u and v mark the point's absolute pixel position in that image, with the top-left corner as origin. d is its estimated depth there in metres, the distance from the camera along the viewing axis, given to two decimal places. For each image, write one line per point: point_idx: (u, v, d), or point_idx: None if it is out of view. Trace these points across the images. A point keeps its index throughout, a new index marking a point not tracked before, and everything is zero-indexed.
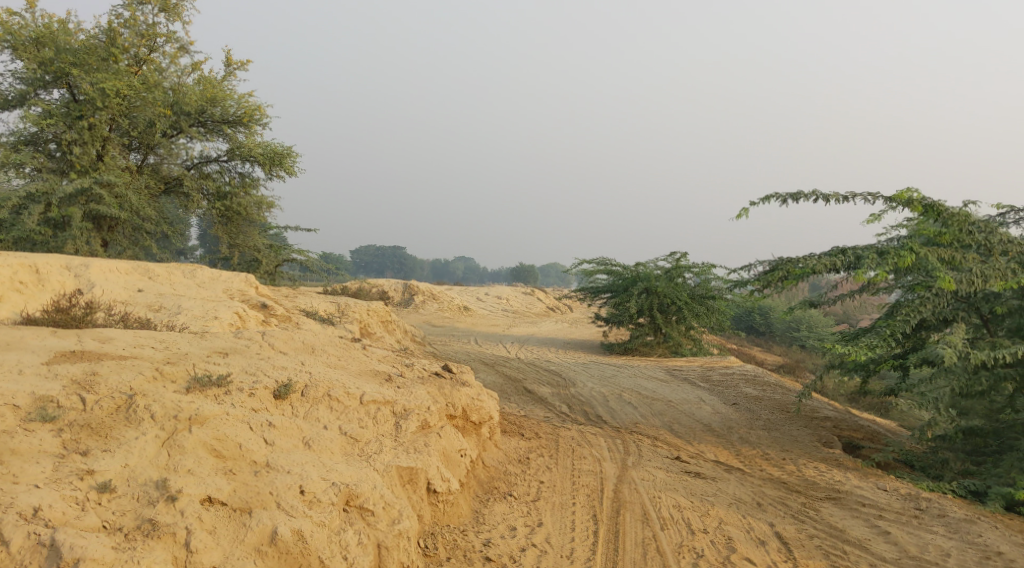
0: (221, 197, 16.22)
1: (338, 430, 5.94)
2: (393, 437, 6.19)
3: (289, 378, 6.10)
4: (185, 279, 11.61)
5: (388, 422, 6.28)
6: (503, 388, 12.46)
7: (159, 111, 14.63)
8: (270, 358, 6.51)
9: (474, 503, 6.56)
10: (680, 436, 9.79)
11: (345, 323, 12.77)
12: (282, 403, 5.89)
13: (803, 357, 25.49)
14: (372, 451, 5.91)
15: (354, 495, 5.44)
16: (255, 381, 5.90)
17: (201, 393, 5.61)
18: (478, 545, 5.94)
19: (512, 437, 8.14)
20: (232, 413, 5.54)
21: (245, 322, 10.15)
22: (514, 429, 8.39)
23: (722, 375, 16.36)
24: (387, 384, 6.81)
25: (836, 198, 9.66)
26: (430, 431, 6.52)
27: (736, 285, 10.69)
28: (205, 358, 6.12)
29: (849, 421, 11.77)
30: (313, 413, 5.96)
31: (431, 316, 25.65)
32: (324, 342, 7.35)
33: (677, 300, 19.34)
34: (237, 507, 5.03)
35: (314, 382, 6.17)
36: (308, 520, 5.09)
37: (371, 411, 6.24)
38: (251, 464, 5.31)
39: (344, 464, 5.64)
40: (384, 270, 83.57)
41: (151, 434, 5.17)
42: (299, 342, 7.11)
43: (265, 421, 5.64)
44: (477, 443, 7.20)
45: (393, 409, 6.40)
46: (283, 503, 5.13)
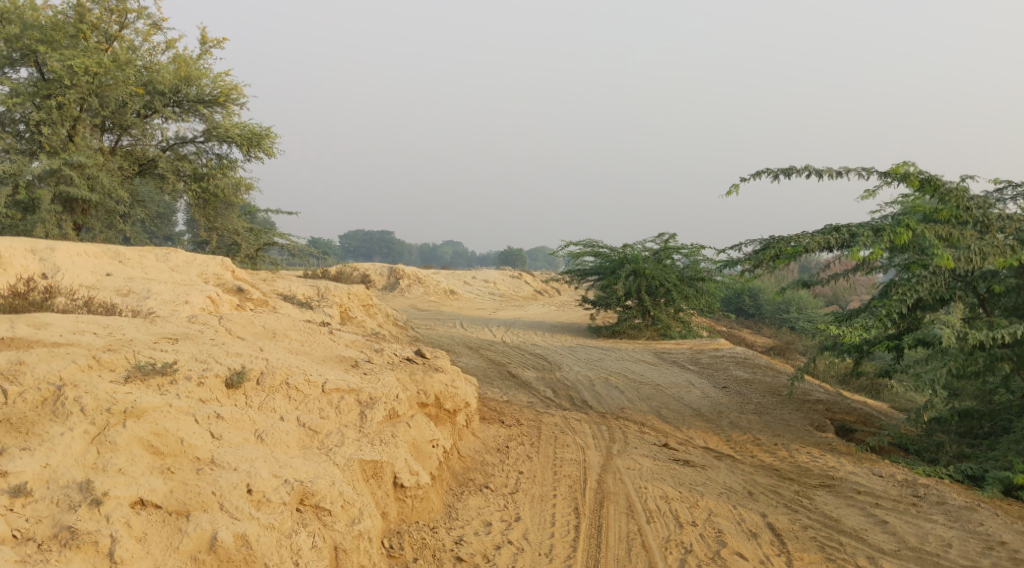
0: (198, 178, 15.65)
1: (295, 421, 5.64)
2: (357, 428, 5.89)
3: (244, 365, 5.80)
4: (157, 263, 11.15)
5: (352, 411, 5.97)
6: (487, 373, 12.17)
7: (132, 91, 14.00)
8: (226, 344, 6.18)
9: (447, 496, 6.25)
10: (668, 422, 9.51)
11: (324, 309, 12.38)
12: (234, 393, 5.60)
13: (792, 339, 25.34)
14: (332, 444, 5.60)
15: (309, 493, 5.11)
16: (205, 369, 5.60)
17: (142, 381, 5.31)
18: (449, 543, 5.63)
19: (492, 424, 7.84)
20: (175, 405, 5.20)
21: (218, 307, 9.77)
22: (495, 416, 8.08)
23: (711, 358, 16.12)
24: (353, 370, 6.54)
25: (829, 173, 9.38)
26: (398, 421, 6.21)
27: (726, 265, 10.39)
28: (151, 345, 5.79)
29: (841, 404, 11.53)
30: (269, 403, 5.66)
31: (417, 301, 25.25)
32: (287, 327, 7.02)
33: (665, 282, 19.05)
34: (173, 510, 4.68)
35: (271, 368, 5.89)
36: (254, 523, 4.77)
37: (333, 400, 5.95)
38: (193, 461, 4.97)
39: (299, 459, 5.33)
40: (373, 255, 83.04)
41: (79, 430, 4.82)
42: (259, 328, 6.80)
43: (213, 413, 5.30)
44: (452, 433, 6.88)
45: (358, 398, 6.10)
46: (227, 505, 4.79)
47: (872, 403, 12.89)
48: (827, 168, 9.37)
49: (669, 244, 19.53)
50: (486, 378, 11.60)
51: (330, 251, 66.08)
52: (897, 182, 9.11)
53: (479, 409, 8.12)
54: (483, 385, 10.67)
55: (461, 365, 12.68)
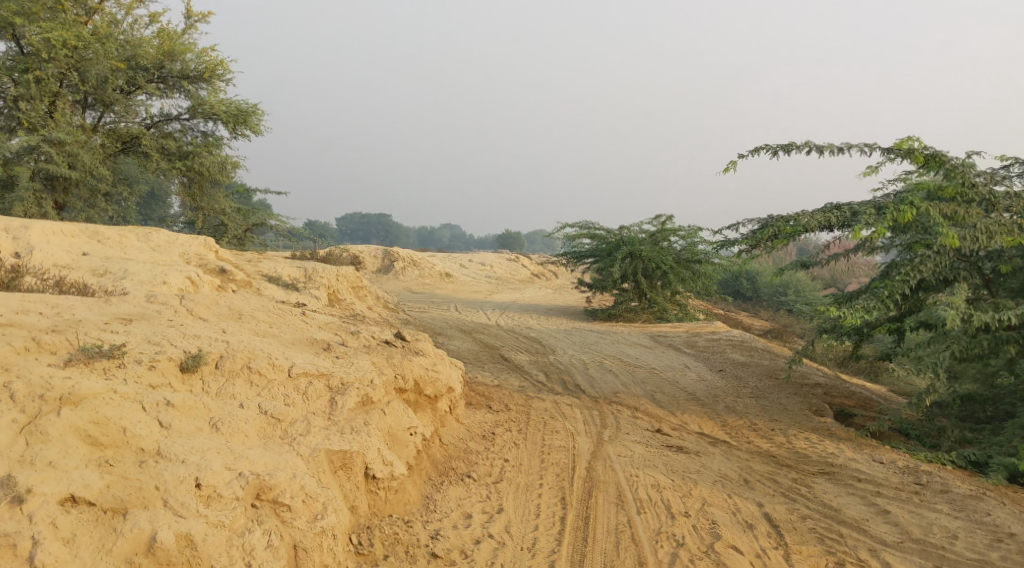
0: (183, 157, 15.21)
1: (257, 409, 5.36)
2: (326, 416, 5.63)
3: (201, 349, 5.50)
4: (138, 242, 10.78)
5: (321, 398, 5.72)
6: (478, 356, 11.89)
7: (113, 66, 13.50)
8: (184, 326, 5.89)
9: (425, 487, 5.99)
10: (663, 406, 9.24)
11: (311, 291, 12.06)
12: (191, 379, 5.31)
13: (790, 322, 25.09)
14: (297, 434, 5.36)
15: (267, 488, 4.86)
16: (157, 352, 5.31)
17: (85, 365, 4.99)
18: (424, 538, 5.37)
19: (478, 409, 7.57)
20: (120, 392, 4.89)
21: (199, 288, 9.43)
22: (481, 401, 7.80)
23: (708, 341, 15.86)
24: (325, 354, 6.26)
25: (830, 149, 9.06)
26: (371, 408, 5.94)
27: (723, 245, 10.09)
28: (102, 326, 5.48)
29: (840, 387, 11.29)
30: (228, 389, 5.39)
31: (411, 283, 24.91)
32: (254, 309, 6.78)
33: (662, 265, 18.72)
34: (108, 509, 4.40)
35: (231, 352, 5.59)
36: (201, 521, 4.52)
37: (300, 386, 5.69)
38: (137, 453, 4.69)
39: (257, 451, 5.07)
40: (370, 238, 82.49)
41: (6, 420, 4.50)
42: (224, 309, 6.58)
43: (163, 400, 5.01)
44: (432, 419, 6.61)
45: (328, 383, 5.84)
46: (171, 501, 4.52)
47: (870, 387, 12.64)
48: (828, 144, 9.05)
49: (666, 225, 19.22)
50: (476, 361, 11.31)
51: (327, 234, 65.64)
52: (901, 158, 8.80)
53: (465, 394, 7.84)
54: (472, 369, 10.39)
55: (451, 348, 12.39)
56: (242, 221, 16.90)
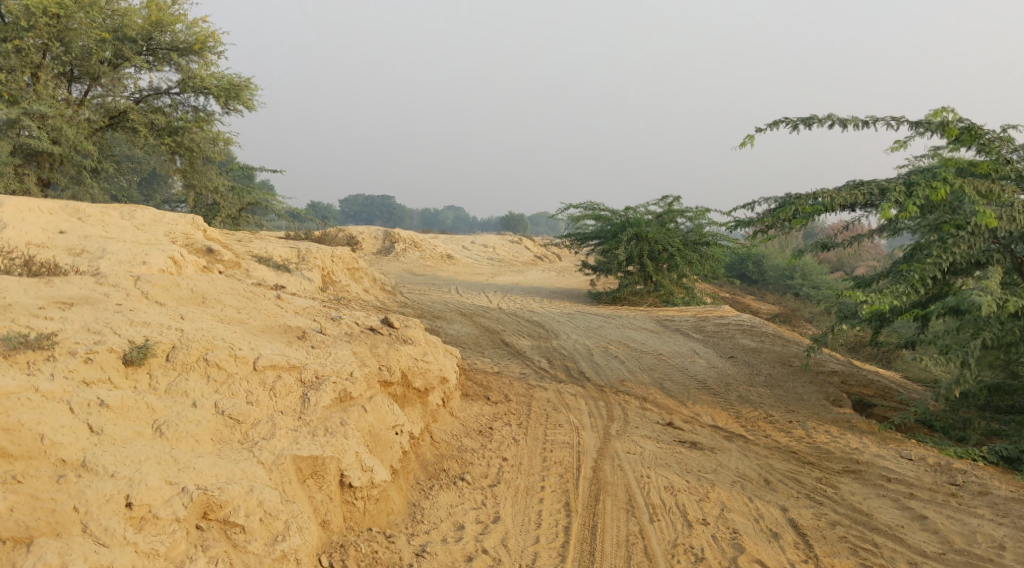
0: (172, 132, 14.57)
1: (212, 409, 4.86)
2: (296, 416, 5.15)
3: (148, 339, 5.00)
4: (122, 220, 10.22)
5: (292, 394, 5.26)
6: (479, 341, 11.38)
7: (99, 37, 12.89)
8: (134, 312, 5.41)
9: (412, 494, 5.52)
10: (672, 396, 8.73)
11: (303, 273, 11.54)
12: (134, 373, 4.81)
13: (798, 306, 24.57)
14: (259, 438, 4.87)
15: (215, 506, 4.37)
16: (97, 343, 4.83)
17: (5, 358, 4.50)
18: (408, 556, 4.87)
19: (475, 401, 7.08)
20: (42, 390, 4.37)
21: (182, 269, 8.90)
22: (478, 391, 7.30)
23: (716, 326, 15.33)
24: (298, 343, 5.80)
25: (855, 122, 8.45)
26: (350, 405, 5.47)
27: (736, 225, 9.51)
28: (35, 312, 5.05)
29: (858, 375, 10.75)
30: (181, 385, 4.91)
31: (412, 265, 24.37)
32: (221, 292, 6.29)
33: (669, 247, 18.15)
34: (10, 538, 3.88)
35: (185, 343, 5.08)
36: (128, 550, 4.02)
37: (267, 381, 5.22)
38: (56, 466, 4.15)
39: (207, 460, 4.56)
40: (373, 219, 81.79)
41: None
42: (186, 292, 6.10)
43: (96, 400, 4.50)
44: (422, 415, 6.14)
45: (301, 377, 5.39)
46: (91, 527, 4.01)
47: (886, 374, 12.13)
48: (852, 117, 8.45)
49: (673, 207, 18.64)
50: (476, 347, 10.79)
51: (329, 215, 65.07)
52: (933, 131, 8.20)
53: (461, 384, 7.33)
54: (472, 355, 9.87)
55: (450, 332, 11.87)
56: (236, 200, 16.46)
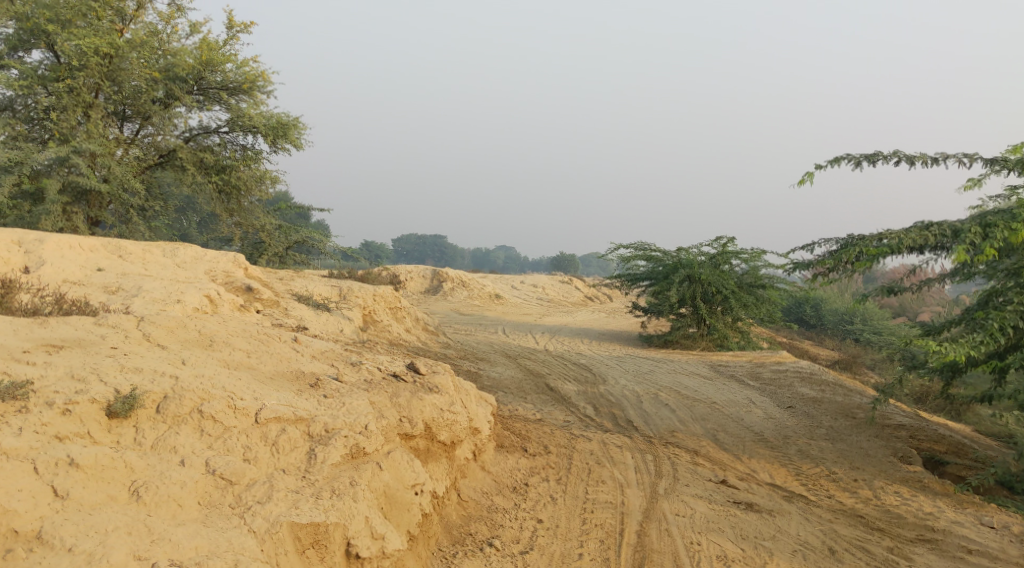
0: (220, 170, 14.82)
1: (202, 468, 4.62)
2: (300, 475, 4.88)
3: (134, 389, 4.81)
4: (163, 258, 10.30)
5: (298, 449, 5.02)
6: (523, 385, 10.95)
7: (150, 76, 13.19)
8: (128, 357, 5.23)
9: (432, 561, 5.20)
10: (726, 450, 8.13)
11: (343, 311, 11.36)
12: (114, 426, 4.63)
13: (859, 352, 23.45)
14: (252, 501, 4.58)
15: None
16: (79, 393, 4.65)
17: None
18: None
19: (511, 452, 6.66)
20: (6, 447, 4.18)
21: (217, 308, 8.87)
22: (515, 442, 6.86)
23: (773, 373, 14.54)
24: (311, 392, 5.57)
25: (923, 159, 7.87)
26: (363, 462, 5.19)
27: (794, 268, 8.92)
28: (18, 355, 4.89)
29: (928, 430, 9.72)
30: (169, 440, 4.70)
31: (460, 305, 24.18)
32: (229, 334, 6.09)
33: (722, 289, 17.51)
34: None
35: (179, 393, 4.91)
36: None
37: (268, 434, 4.99)
38: (9, 537, 3.89)
39: (189, 530, 4.24)
40: (425, 259, 82.46)
41: None
42: (193, 335, 5.93)
43: (66, 458, 4.28)
44: (448, 471, 5.84)
45: (308, 430, 5.15)
46: None
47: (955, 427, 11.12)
48: (920, 153, 7.87)
49: (727, 248, 18.01)
50: (519, 391, 10.38)
51: (382, 254, 65.85)
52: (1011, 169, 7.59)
53: (497, 433, 6.89)
54: (513, 401, 9.44)
55: (493, 374, 11.48)
56: (283, 239, 16.55)
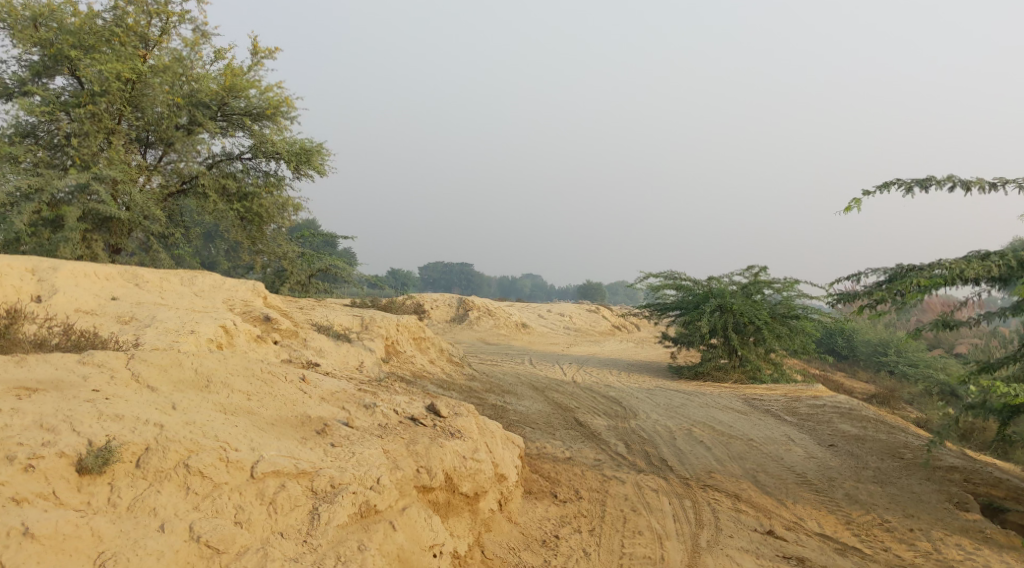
0: (242, 198, 14.94)
1: (185, 534, 4.41)
2: (300, 539, 4.68)
3: (109, 441, 4.57)
4: (180, 287, 10.35)
5: (301, 509, 4.81)
6: (551, 419, 10.48)
7: (172, 101, 13.52)
8: (112, 401, 4.95)
9: None
10: (769, 493, 7.57)
11: (364, 342, 11.06)
12: (84, 482, 4.42)
13: (895, 385, 22.56)
14: None
15: None
16: (47, 445, 4.44)
17: None
18: None
19: (540, 499, 6.32)
20: None
21: (232, 339, 8.67)
22: (544, 487, 6.52)
23: (811, 408, 13.85)
24: (317, 441, 5.31)
25: (980, 185, 7.35)
26: (374, 522, 5.00)
27: (839, 298, 8.39)
28: None
29: (983, 473, 8.90)
30: (149, 500, 4.49)
31: (486, 334, 23.79)
32: (229, 373, 5.73)
33: (756, 319, 16.93)
34: None
35: (162, 446, 4.67)
36: None
37: (265, 491, 4.76)
38: None
39: None
40: (451, 287, 82.37)
41: None
42: (189, 374, 5.57)
43: (22, 527, 4.08)
44: (471, 526, 5.61)
45: (311, 486, 4.91)
46: None
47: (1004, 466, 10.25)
48: (977, 178, 7.35)
49: (760, 277, 17.48)
50: (547, 426, 9.92)
51: (409, 282, 65.76)
52: None
53: (525, 478, 6.56)
54: (540, 437, 9.00)
55: (519, 408, 11.04)
56: (306, 267, 16.37)
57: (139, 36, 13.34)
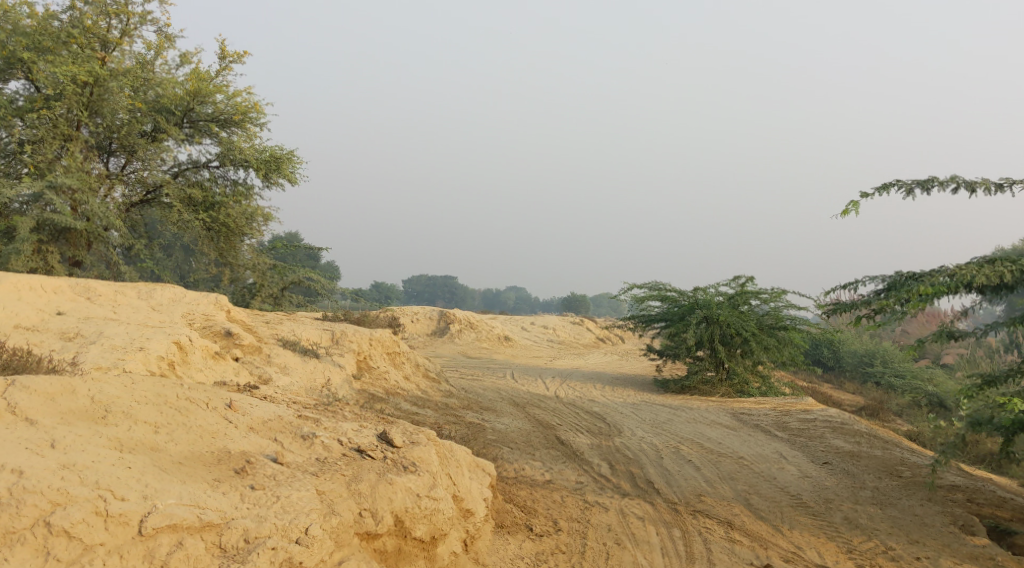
0: (209, 207, 14.42)
1: None
2: None
3: None
4: (136, 300, 9.79)
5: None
6: (531, 438, 9.97)
7: (133, 107, 13.17)
8: None
9: None
10: (763, 518, 7.08)
11: (333, 358, 10.49)
12: None
13: (883, 396, 22.19)
14: None
15: None
16: None
17: None
18: None
19: (512, 535, 5.86)
20: None
21: (187, 356, 8.06)
22: (518, 519, 6.07)
23: (801, 423, 13.35)
24: (234, 482, 4.76)
25: (985, 185, 6.96)
26: None
27: (834, 310, 7.94)
28: None
29: (989, 492, 8.44)
30: None
31: (468, 348, 23.22)
32: (133, 402, 5.14)
33: (742, 331, 16.48)
34: None
35: (16, 500, 4.06)
36: None
37: (155, 551, 4.20)
38: None
39: None
40: (435, 300, 81.77)
41: None
42: (83, 403, 4.97)
43: None
44: None
45: (217, 540, 4.36)
46: None
47: (1001, 481, 9.76)
48: (982, 179, 6.95)
49: (746, 287, 17.06)
50: (527, 446, 9.38)
51: (392, 295, 64.93)
52: None
53: (496, 510, 6.08)
54: (519, 459, 8.48)
55: (498, 426, 10.50)
56: (277, 279, 16.04)
57: (98, 38, 12.82)
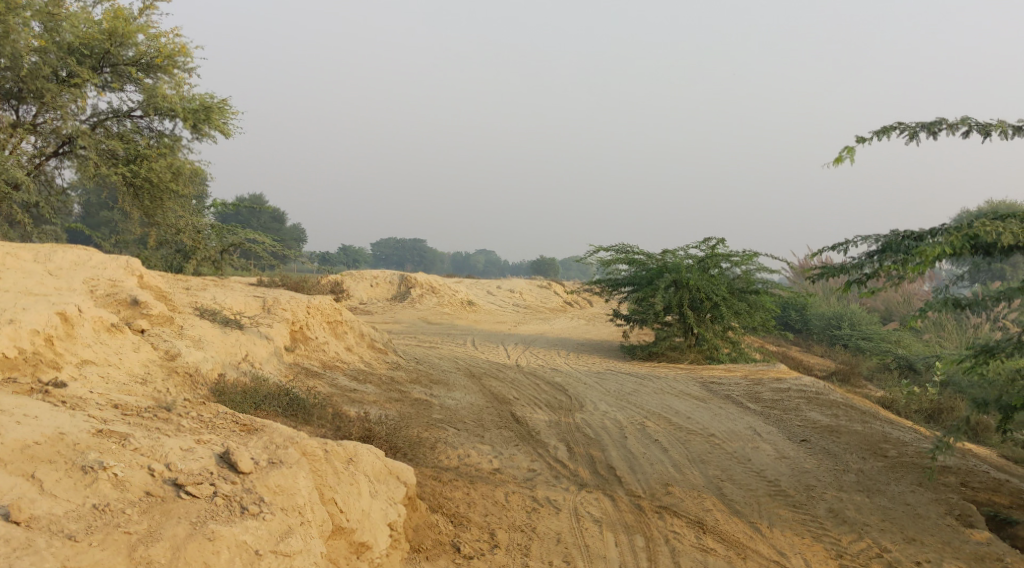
0: (132, 161, 13.04)
1: None
2: None
3: None
4: (30, 262, 8.28)
5: None
6: (483, 416, 9.00)
7: (38, 46, 11.67)
8: None
9: None
10: (738, 511, 6.23)
11: (259, 329, 9.35)
12: None
13: (852, 359, 21.67)
14: None
15: None
16: None
17: None
18: None
19: (433, 560, 5.02)
20: None
21: (73, 329, 6.84)
22: (442, 538, 5.25)
23: (774, 393, 12.56)
24: None
25: (1000, 129, 6.03)
26: None
27: (820, 275, 6.99)
28: None
29: (984, 475, 7.65)
30: None
31: (429, 313, 22.14)
32: None
33: (713, 296, 15.63)
34: None
35: None
36: None
37: None
38: None
39: None
40: (403, 264, 80.25)
41: None
42: None
43: None
44: None
45: None
46: None
47: (985, 453, 9.09)
48: (996, 121, 6.02)
49: (716, 249, 16.12)
50: (476, 426, 8.37)
51: (359, 257, 63.07)
52: None
53: (415, 528, 5.23)
54: (464, 443, 7.47)
55: (447, 402, 9.45)
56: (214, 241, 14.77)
57: None
